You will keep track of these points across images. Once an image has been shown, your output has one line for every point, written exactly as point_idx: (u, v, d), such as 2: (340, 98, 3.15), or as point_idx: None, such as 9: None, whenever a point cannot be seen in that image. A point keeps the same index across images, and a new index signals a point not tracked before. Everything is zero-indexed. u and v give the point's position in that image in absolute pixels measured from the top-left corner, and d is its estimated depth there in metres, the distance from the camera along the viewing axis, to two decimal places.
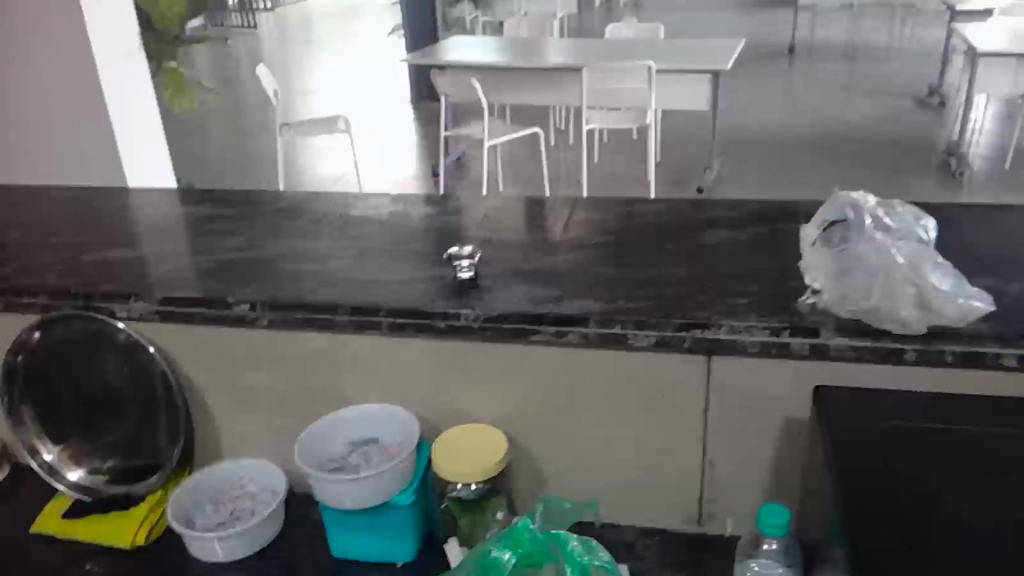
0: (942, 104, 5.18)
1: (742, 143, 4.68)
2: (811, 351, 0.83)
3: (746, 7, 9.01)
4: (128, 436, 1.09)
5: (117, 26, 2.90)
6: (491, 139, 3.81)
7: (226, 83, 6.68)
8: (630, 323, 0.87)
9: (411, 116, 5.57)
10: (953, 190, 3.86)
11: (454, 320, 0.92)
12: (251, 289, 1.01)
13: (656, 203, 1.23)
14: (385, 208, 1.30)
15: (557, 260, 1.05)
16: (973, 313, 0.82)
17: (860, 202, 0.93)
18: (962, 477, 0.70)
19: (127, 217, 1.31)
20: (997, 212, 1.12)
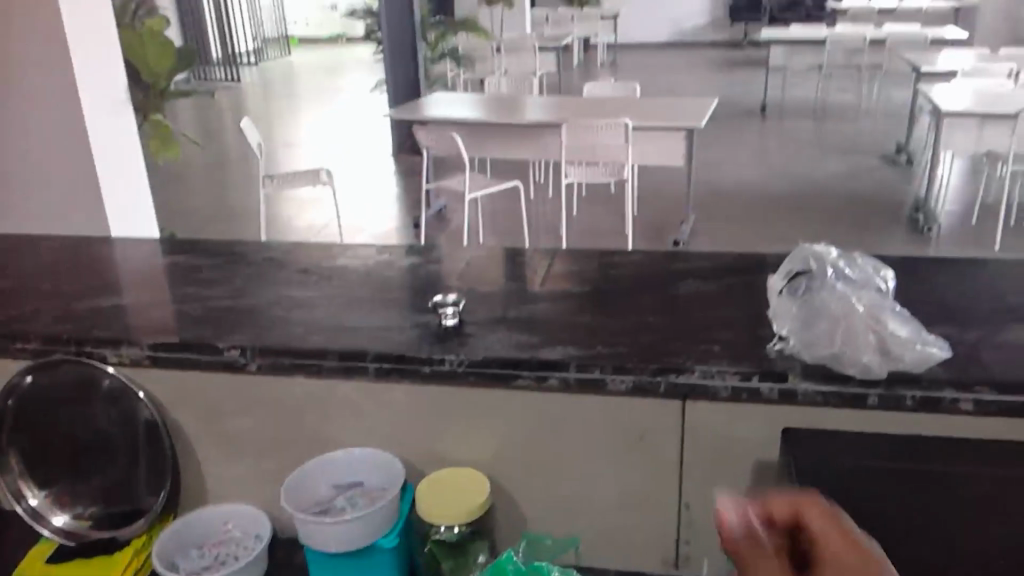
0: (909, 162, 5.35)
1: (717, 198, 4.80)
2: (779, 396, 0.88)
3: (719, 68, 9.30)
4: (115, 481, 1.11)
5: (106, 80, 2.96)
6: (472, 192, 3.88)
7: (209, 135, 6.76)
8: (607, 367, 0.92)
9: (393, 169, 5.65)
10: (922, 244, 3.97)
11: (438, 365, 0.96)
12: (240, 335, 1.05)
13: (632, 255, 1.28)
14: (371, 258, 1.34)
15: (537, 309, 1.09)
16: (931, 357, 0.87)
17: (821, 253, 0.96)
18: (923, 514, 0.74)
19: (114, 266, 1.34)
20: (955, 265, 1.18)
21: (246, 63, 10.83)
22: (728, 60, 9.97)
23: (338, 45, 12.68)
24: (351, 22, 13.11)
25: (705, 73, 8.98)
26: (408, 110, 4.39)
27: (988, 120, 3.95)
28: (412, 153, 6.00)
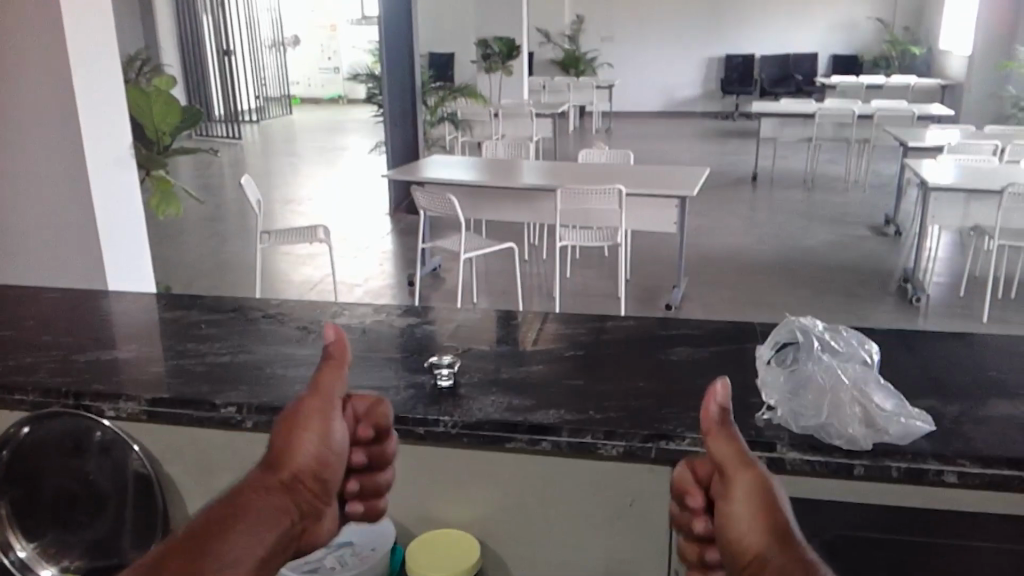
0: (898, 233, 5.44)
1: (709, 264, 4.86)
2: (768, 464, 0.89)
3: (712, 138, 9.51)
4: (104, 536, 1.10)
5: (113, 135, 3.01)
6: (467, 252, 3.93)
7: (208, 190, 6.83)
8: (599, 433, 0.93)
9: (389, 228, 5.72)
10: (911, 314, 4.02)
11: (432, 427, 0.97)
12: (237, 391, 1.06)
13: (624, 319, 1.31)
14: (367, 317, 1.37)
15: (530, 371, 1.12)
16: (914, 431, 0.88)
17: (806, 323, 1.00)
18: None
19: (112, 319, 1.36)
20: (938, 338, 1.21)
21: (248, 120, 11.00)
22: (721, 130, 10.19)
23: (338, 105, 12.91)
24: (352, 84, 13.38)
25: (698, 143, 9.17)
26: (406, 171, 4.46)
27: (974, 195, 4.06)
28: (409, 213, 6.07)
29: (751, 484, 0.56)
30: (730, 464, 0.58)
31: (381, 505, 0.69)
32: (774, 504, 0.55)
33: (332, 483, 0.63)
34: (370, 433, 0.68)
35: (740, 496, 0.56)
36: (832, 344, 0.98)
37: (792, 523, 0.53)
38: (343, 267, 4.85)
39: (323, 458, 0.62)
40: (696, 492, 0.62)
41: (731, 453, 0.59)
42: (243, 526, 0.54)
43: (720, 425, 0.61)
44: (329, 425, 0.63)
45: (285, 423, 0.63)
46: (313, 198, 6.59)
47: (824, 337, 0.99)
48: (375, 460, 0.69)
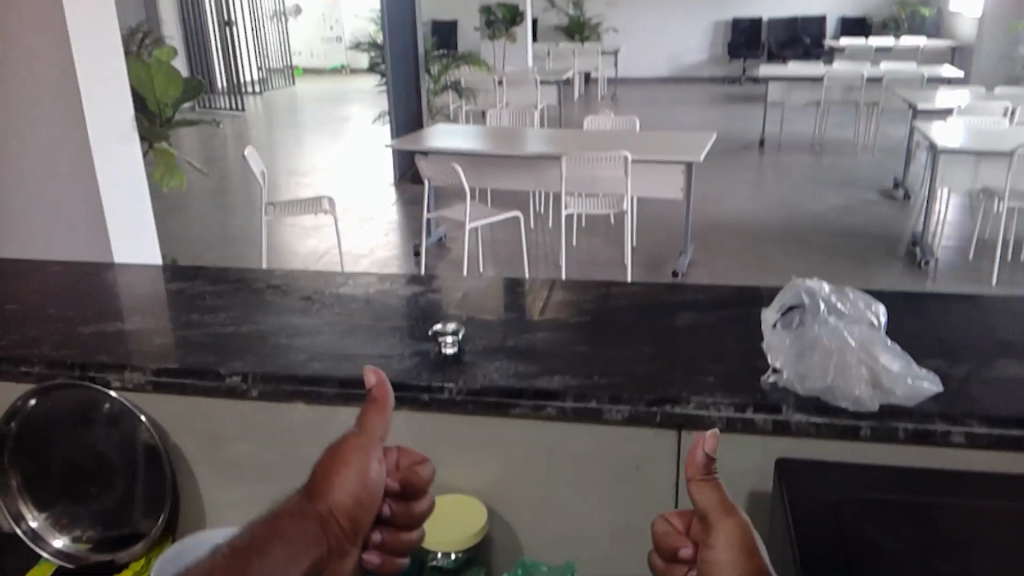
0: (906, 197, 5.39)
1: (716, 231, 4.83)
2: (774, 427, 0.89)
3: (718, 103, 9.41)
4: (114, 505, 1.10)
5: (115, 107, 2.99)
6: (472, 222, 3.91)
7: (212, 163, 6.82)
8: (604, 397, 0.93)
9: (394, 198, 5.70)
10: (919, 278, 4.00)
11: (437, 393, 0.97)
12: (241, 361, 1.06)
13: (630, 285, 1.30)
14: (372, 286, 1.36)
15: (535, 338, 1.11)
16: (921, 392, 0.88)
17: (813, 286, 0.99)
18: (911, 543, 0.74)
19: (116, 292, 1.35)
20: (947, 300, 1.20)
21: (250, 92, 10.95)
22: (727, 95, 10.08)
23: (340, 76, 12.82)
24: (354, 54, 13.27)
25: (705, 108, 9.09)
26: (410, 140, 4.43)
27: (983, 157, 4.02)
28: (413, 183, 6.04)
29: (731, 541, 0.59)
30: (712, 514, 0.61)
31: (397, 559, 0.68)
32: (755, 556, 0.57)
33: (363, 527, 0.62)
34: (401, 484, 0.68)
35: (721, 549, 0.59)
36: (839, 306, 0.98)
37: (771, 571, 0.57)
38: (348, 238, 4.84)
39: (359, 500, 0.61)
40: (686, 544, 0.66)
41: (714, 503, 0.61)
42: (267, 558, 0.56)
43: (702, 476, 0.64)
44: (371, 466, 0.63)
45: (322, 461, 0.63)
46: (317, 169, 6.57)
47: (830, 300, 0.99)
48: (403, 514, 0.68)
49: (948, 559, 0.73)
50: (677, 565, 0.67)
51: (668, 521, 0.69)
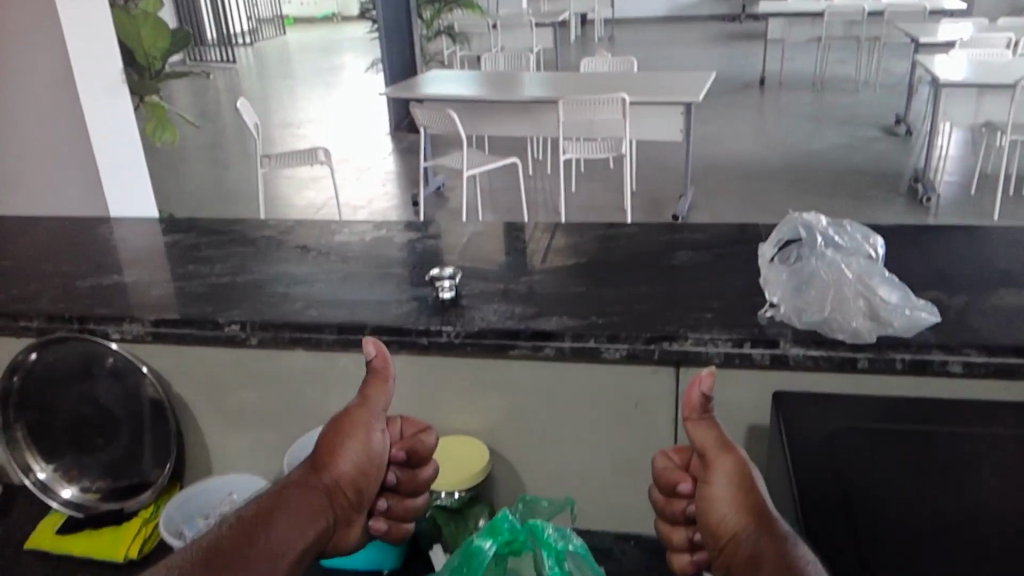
0: (908, 133, 5.33)
1: (715, 172, 4.79)
2: (772, 361, 0.89)
3: (717, 41, 9.24)
4: (121, 455, 1.12)
5: (101, 60, 2.93)
6: (469, 169, 3.88)
7: (205, 117, 6.74)
8: (603, 336, 0.92)
9: (391, 147, 5.65)
10: (919, 215, 3.98)
11: (436, 337, 0.97)
12: (239, 310, 1.06)
13: (628, 227, 1.30)
14: (369, 234, 1.36)
15: (532, 281, 1.11)
16: (919, 322, 0.88)
17: (810, 220, 0.99)
18: (906, 472, 0.76)
19: (114, 246, 1.35)
20: (949, 232, 1.19)
21: (241, 43, 10.77)
22: (727, 33, 9.90)
23: (332, 23, 12.59)
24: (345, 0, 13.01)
25: (703, 47, 8.94)
26: (404, 88, 4.37)
27: (986, 91, 3.96)
28: (410, 132, 5.98)
29: (732, 480, 0.61)
30: (710, 454, 0.63)
31: (404, 525, 0.74)
32: (754, 491, 0.60)
33: (364, 497, 0.69)
34: (405, 453, 0.72)
35: (722, 486, 0.61)
36: (835, 239, 0.98)
37: (769, 505, 0.59)
38: (346, 189, 4.82)
39: (361, 471, 0.68)
40: (686, 478, 0.67)
41: (711, 441, 0.63)
42: (279, 523, 0.62)
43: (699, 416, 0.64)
44: (370, 437, 0.69)
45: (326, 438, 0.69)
46: (311, 120, 6.50)
47: (827, 234, 0.99)
48: (408, 482, 0.73)
49: (940, 488, 0.74)
50: (676, 499, 0.68)
51: (667, 457, 0.70)
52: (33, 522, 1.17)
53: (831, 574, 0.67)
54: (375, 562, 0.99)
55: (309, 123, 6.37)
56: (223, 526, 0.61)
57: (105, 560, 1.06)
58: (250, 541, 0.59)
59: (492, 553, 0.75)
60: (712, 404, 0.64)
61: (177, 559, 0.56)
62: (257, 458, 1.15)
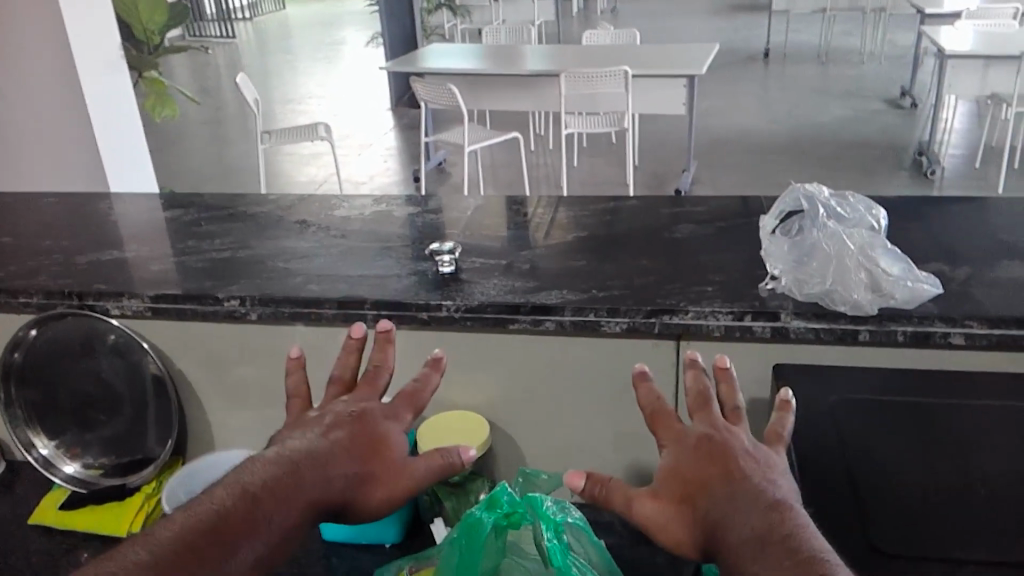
0: (914, 105, 5.29)
1: (719, 146, 4.76)
2: (773, 334, 0.89)
3: (722, 13, 9.15)
4: (122, 431, 1.13)
5: (99, 39, 2.91)
6: (471, 144, 3.84)
7: (206, 92, 6.71)
8: (603, 310, 0.92)
9: (392, 122, 5.62)
10: (924, 189, 3.95)
11: (435, 312, 0.96)
12: (238, 285, 1.05)
13: (630, 200, 1.29)
14: (369, 208, 1.35)
15: (532, 255, 1.11)
16: (922, 294, 0.87)
17: (812, 190, 0.98)
18: (906, 449, 0.73)
19: (113, 222, 1.34)
20: (956, 204, 1.18)
21: (241, 17, 10.69)
22: (731, 5, 9.75)
23: None
24: None
25: (707, 19, 8.86)
26: (405, 62, 4.32)
27: (993, 62, 3.91)
28: (411, 107, 5.92)
29: (684, 488, 0.59)
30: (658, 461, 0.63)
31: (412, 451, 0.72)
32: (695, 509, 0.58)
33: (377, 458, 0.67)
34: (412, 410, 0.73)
35: (661, 490, 0.60)
36: (838, 211, 0.97)
37: (718, 505, 0.57)
38: (347, 166, 4.80)
39: (395, 487, 0.65)
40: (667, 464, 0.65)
41: (667, 440, 0.64)
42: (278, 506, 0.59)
43: (660, 423, 0.66)
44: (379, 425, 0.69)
45: (340, 431, 0.67)
46: (313, 95, 6.47)
47: (829, 205, 0.97)
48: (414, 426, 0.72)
49: (943, 464, 0.71)
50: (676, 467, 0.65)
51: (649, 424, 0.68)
52: (37, 497, 1.17)
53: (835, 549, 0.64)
54: (378, 534, 1.00)
55: (310, 99, 6.33)
56: (215, 490, 0.59)
57: (108, 535, 1.07)
58: (243, 537, 0.56)
59: (488, 525, 0.74)
60: (662, 409, 0.67)
61: (165, 530, 0.55)
62: (261, 434, 1.15)
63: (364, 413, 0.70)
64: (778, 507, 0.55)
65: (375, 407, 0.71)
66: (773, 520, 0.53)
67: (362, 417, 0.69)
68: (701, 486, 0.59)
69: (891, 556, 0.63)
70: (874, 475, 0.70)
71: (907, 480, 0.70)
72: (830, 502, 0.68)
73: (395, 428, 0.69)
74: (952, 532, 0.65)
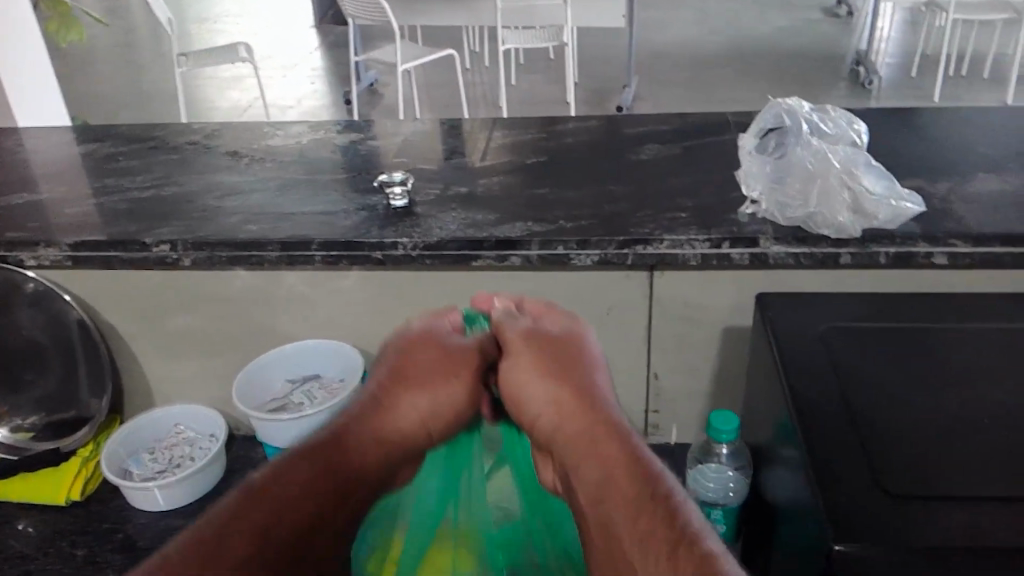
0: (851, 14, 5.22)
1: (659, 61, 4.64)
2: (751, 261, 0.84)
3: None
4: (54, 390, 1.04)
5: None
6: (404, 62, 3.63)
7: (112, 12, 6.25)
8: (572, 242, 0.86)
9: (317, 40, 5.33)
10: (862, 99, 3.94)
11: (390, 251, 0.89)
12: (168, 228, 0.95)
13: (586, 119, 1.21)
14: (304, 136, 1.24)
15: (485, 184, 1.02)
16: (905, 213, 0.83)
17: (793, 105, 0.91)
18: (905, 377, 0.69)
19: (22, 159, 1.21)
20: (923, 115, 1.13)
21: None
22: None
23: None
24: None
25: None
26: None
27: None
28: (337, 24, 5.61)
29: (606, 425, 0.61)
30: (539, 396, 0.65)
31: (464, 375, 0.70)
32: (591, 462, 0.59)
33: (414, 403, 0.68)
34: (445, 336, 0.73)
35: (572, 430, 0.62)
36: (821, 127, 0.91)
37: (613, 457, 0.58)
38: (272, 89, 4.54)
39: (446, 421, 0.69)
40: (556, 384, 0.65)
41: (546, 360, 0.67)
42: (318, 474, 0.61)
43: (550, 347, 0.68)
44: (417, 372, 0.69)
45: (391, 375, 0.69)
46: (230, 13, 6.07)
47: (812, 121, 0.91)
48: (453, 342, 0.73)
49: (944, 393, 0.67)
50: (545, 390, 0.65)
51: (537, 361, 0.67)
52: None
53: (831, 496, 0.59)
54: None
55: (227, 18, 5.95)
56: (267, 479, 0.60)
57: (44, 503, 1.00)
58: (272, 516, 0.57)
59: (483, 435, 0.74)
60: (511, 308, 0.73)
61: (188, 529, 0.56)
62: (207, 389, 1.08)
63: (410, 363, 0.70)
64: (639, 489, 0.55)
65: (423, 352, 0.71)
66: (624, 500, 0.55)
67: (407, 370, 0.69)
68: (606, 429, 0.61)
69: (902, 498, 0.58)
70: (878, 412, 0.65)
71: (910, 412, 0.65)
72: (833, 445, 0.63)
73: (432, 377, 0.69)
74: (961, 472, 0.59)
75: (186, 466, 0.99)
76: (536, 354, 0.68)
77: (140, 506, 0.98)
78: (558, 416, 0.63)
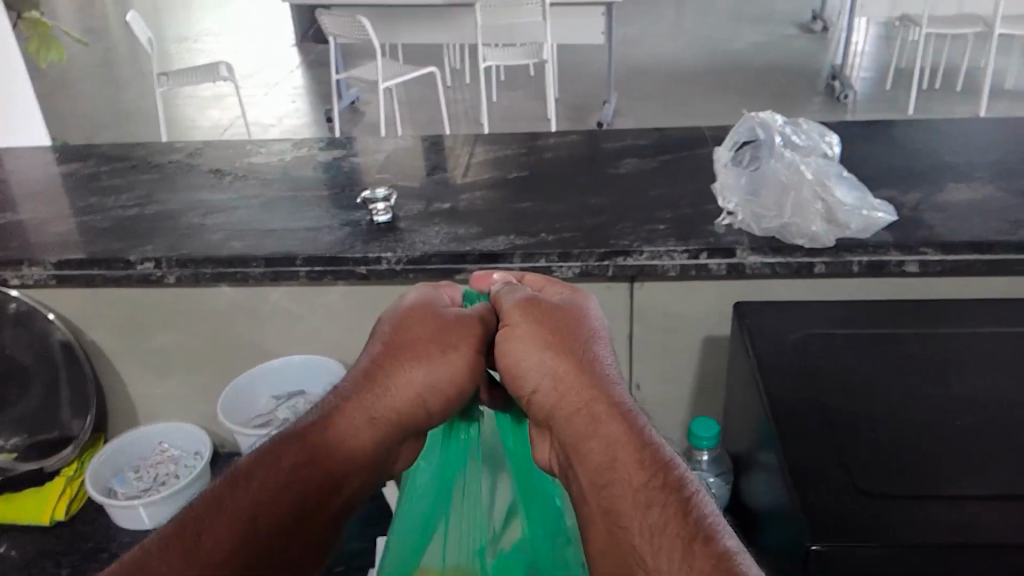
0: (825, 29, 5.31)
1: (638, 76, 4.70)
2: (728, 271, 0.86)
3: None
4: (36, 408, 1.02)
5: None
6: (384, 80, 3.66)
7: (91, 32, 6.24)
8: (554, 255, 0.87)
9: (297, 59, 5.35)
10: (837, 112, 4.01)
11: (374, 266, 0.90)
12: (151, 246, 0.95)
13: (566, 134, 1.23)
14: (287, 153, 1.25)
15: (467, 199, 1.04)
16: (876, 222, 0.86)
17: (767, 117, 0.93)
18: (879, 380, 0.71)
19: (3, 180, 1.21)
20: (894, 127, 1.16)
21: None
22: None
23: None
24: None
25: None
26: None
27: None
28: (318, 43, 5.63)
29: (612, 407, 0.56)
30: (539, 368, 0.60)
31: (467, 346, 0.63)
32: (601, 452, 0.55)
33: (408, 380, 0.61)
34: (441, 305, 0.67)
35: (576, 408, 0.57)
36: (794, 139, 0.93)
37: (623, 449, 0.54)
38: (253, 107, 4.55)
39: (446, 396, 0.62)
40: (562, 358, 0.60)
41: (550, 330, 0.61)
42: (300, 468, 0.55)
43: (553, 315, 0.63)
44: (410, 344, 0.62)
45: (383, 346, 0.62)
46: (210, 33, 6.08)
47: (785, 133, 0.93)
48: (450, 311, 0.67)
49: (919, 396, 0.69)
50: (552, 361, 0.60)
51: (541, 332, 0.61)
52: None
53: (815, 496, 0.60)
54: None
55: (207, 37, 5.95)
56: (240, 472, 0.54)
57: (30, 523, 1.00)
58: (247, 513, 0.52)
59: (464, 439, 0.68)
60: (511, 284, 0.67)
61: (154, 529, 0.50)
62: (192, 406, 1.08)
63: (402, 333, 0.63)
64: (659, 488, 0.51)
65: (416, 322, 0.64)
66: (638, 501, 0.51)
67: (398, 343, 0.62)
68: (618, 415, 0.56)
69: (883, 497, 0.59)
70: (856, 416, 0.67)
71: (887, 414, 0.67)
72: (813, 448, 0.64)
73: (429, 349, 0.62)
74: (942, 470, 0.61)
75: (171, 484, 0.99)
76: (541, 326, 0.62)
77: (124, 525, 0.98)
78: (562, 395, 0.59)
